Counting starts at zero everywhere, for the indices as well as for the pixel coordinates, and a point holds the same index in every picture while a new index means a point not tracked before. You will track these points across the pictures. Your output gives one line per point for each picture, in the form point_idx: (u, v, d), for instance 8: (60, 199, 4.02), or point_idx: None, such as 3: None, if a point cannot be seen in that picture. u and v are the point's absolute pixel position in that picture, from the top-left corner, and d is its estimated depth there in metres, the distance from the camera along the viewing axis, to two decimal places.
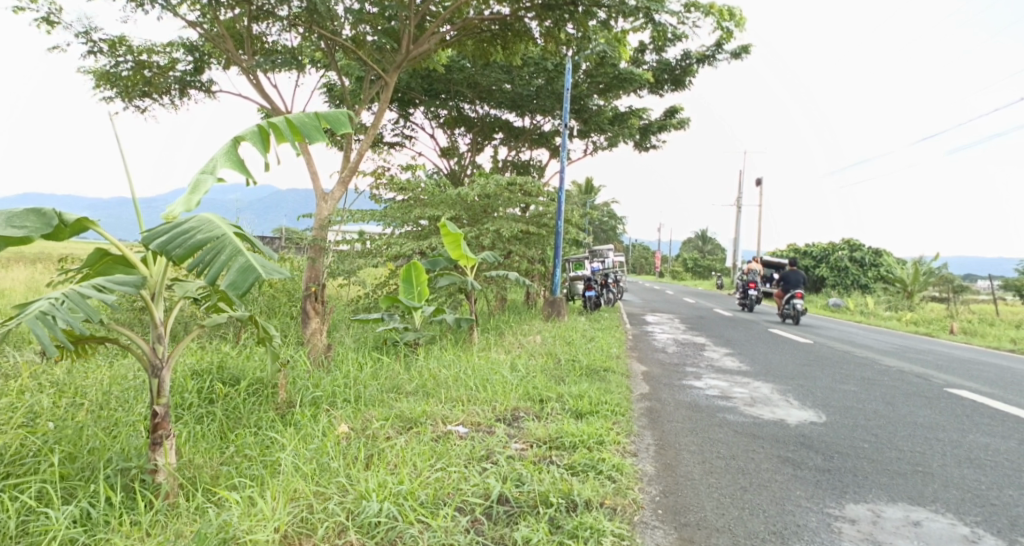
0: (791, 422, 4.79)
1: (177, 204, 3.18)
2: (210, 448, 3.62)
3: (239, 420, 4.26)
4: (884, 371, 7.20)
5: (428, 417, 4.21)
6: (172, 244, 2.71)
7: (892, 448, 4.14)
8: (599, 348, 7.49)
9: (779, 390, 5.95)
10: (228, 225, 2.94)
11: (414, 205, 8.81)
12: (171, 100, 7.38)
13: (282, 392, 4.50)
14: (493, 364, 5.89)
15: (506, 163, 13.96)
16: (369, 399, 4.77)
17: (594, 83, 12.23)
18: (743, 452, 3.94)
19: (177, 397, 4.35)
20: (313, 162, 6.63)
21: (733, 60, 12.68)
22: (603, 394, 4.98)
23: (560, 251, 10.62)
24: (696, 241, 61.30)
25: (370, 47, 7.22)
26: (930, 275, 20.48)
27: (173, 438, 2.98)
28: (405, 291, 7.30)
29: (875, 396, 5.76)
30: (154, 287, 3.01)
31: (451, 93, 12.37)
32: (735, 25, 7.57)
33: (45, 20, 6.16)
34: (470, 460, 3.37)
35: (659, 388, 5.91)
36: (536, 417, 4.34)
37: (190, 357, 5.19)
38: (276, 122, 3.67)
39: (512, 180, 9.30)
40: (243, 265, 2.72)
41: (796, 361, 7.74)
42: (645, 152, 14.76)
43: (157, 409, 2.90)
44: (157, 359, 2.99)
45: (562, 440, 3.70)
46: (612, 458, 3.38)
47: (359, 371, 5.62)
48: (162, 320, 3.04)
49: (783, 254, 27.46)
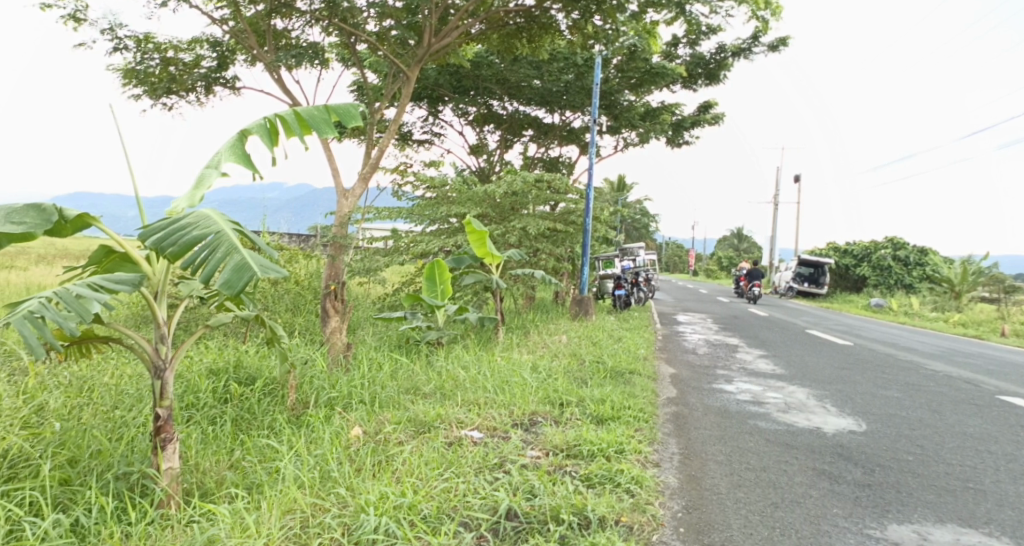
0: (828, 430, 4.50)
1: (180, 200, 3.08)
2: (218, 450, 3.53)
3: (252, 421, 4.17)
4: (929, 376, 6.80)
5: (443, 421, 4.06)
6: (166, 241, 2.59)
7: (939, 461, 3.84)
8: (626, 349, 7.25)
9: (817, 396, 5.64)
10: (226, 220, 2.83)
11: (440, 203, 8.68)
12: (197, 97, 7.36)
13: (294, 393, 4.38)
14: (514, 365, 5.71)
15: (534, 160, 13.76)
16: (385, 401, 4.64)
17: (625, 78, 11.94)
18: (775, 464, 3.69)
19: (190, 397, 4.27)
20: (334, 158, 6.54)
21: (769, 53, 12.29)
22: (627, 398, 4.77)
23: (588, 249, 10.39)
24: (732, 240, 60.20)
25: (393, 42, 7.12)
26: (979, 274, 19.60)
27: (177, 442, 2.90)
28: (428, 289, 7.17)
29: (920, 404, 5.41)
30: (157, 286, 2.94)
31: (480, 90, 12.22)
32: (771, 14, 7.22)
33: (72, 17, 6.19)
34: (482, 470, 3.20)
35: (687, 392, 5.66)
36: (556, 423, 4.16)
37: (207, 355, 5.11)
38: (283, 116, 3.55)
39: (540, 177, 9.09)
40: (238, 264, 2.61)
41: (835, 365, 7.38)
42: (677, 148, 14.40)
43: (160, 412, 2.82)
44: (160, 361, 2.91)
45: (580, 448, 3.52)
46: (632, 469, 3.19)
47: (378, 371, 5.51)
48: (164, 320, 2.95)
49: (822, 253, 26.69)
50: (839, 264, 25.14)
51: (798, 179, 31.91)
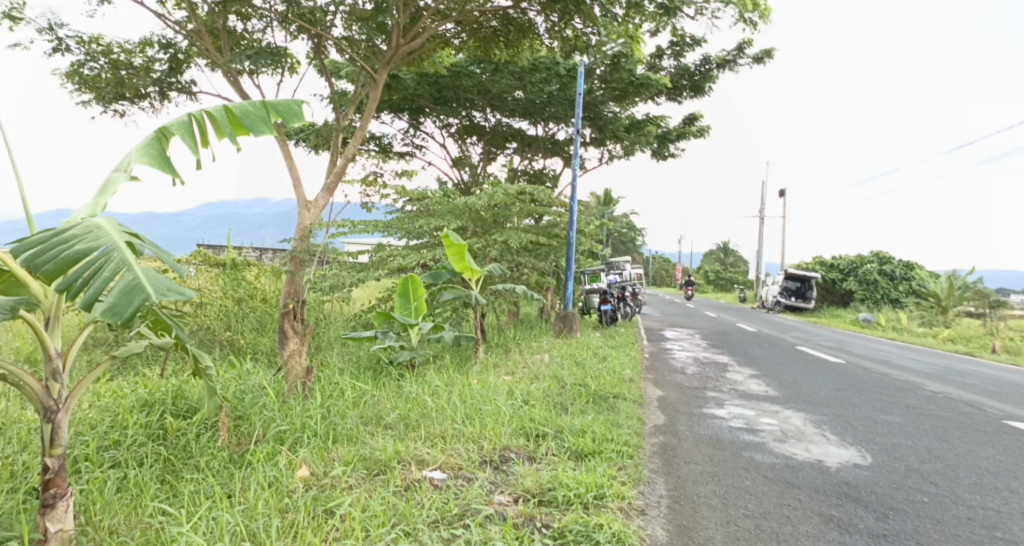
0: (831, 464, 4.07)
1: (81, 209, 2.64)
2: (133, 501, 3.07)
3: (186, 462, 3.68)
4: (930, 398, 6.39)
5: (401, 460, 3.57)
6: (41, 257, 2.15)
7: (958, 504, 3.43)
8: (611, 370, 6.81)
9: (814, 421, 5.23)
10: (120, 233, 2.41)
11: (417, 215, 8.24)
12: (151, 103, 6.88)
13: (222, 432, 3.82)
14: (489, 390, 5.23)
15: (518, 173, 13.37)
16: (342, 435, 4.16)
17: (610, 89, 11.58)
18: (776, 509, 3.24)
19: (116, 434, 3.77)
20: (295, 166, 6.10)
21: (755, 65, 12.03)
22: (610, 429, 4.31)
23: (573, 264, 9.97)
24: (717, 253, 60.28)
25: (362, 46, 6.68)
26: (964, 289, 19.50)
27: (72, 496, 2.50)
28: (401, 306, 6.71)
29: (924, 431, 5.01)
30: (49, 310, 2.50)
31: (461, 101, 11.82)
32: (760, 16, 6.87)
33: (7, 15, 5.72)
34: (438, 525, 2.75)
35: (676, 419, 5.21)
36: (530, 460, 3.71)
37: (145, 384, 4.60)
38: (211, 112, 3.12)
39: (522, 189, 8.67)
40: (130, 284, 2.22)
41: (831, 386, 6.97)
42: (663, 160, 14.07)
43: (50, 463, 2.42)
44: (51, 401, 2.47)
45: (554, 494, 3.07)
46: (613, 524, 2.78)
47: (342, 398, 5.03)
48: (58, 352, 2.52)
49: (808, 267, 26.51)
50: (825, 278, 25.00)
51: (783, 193, 31.87)
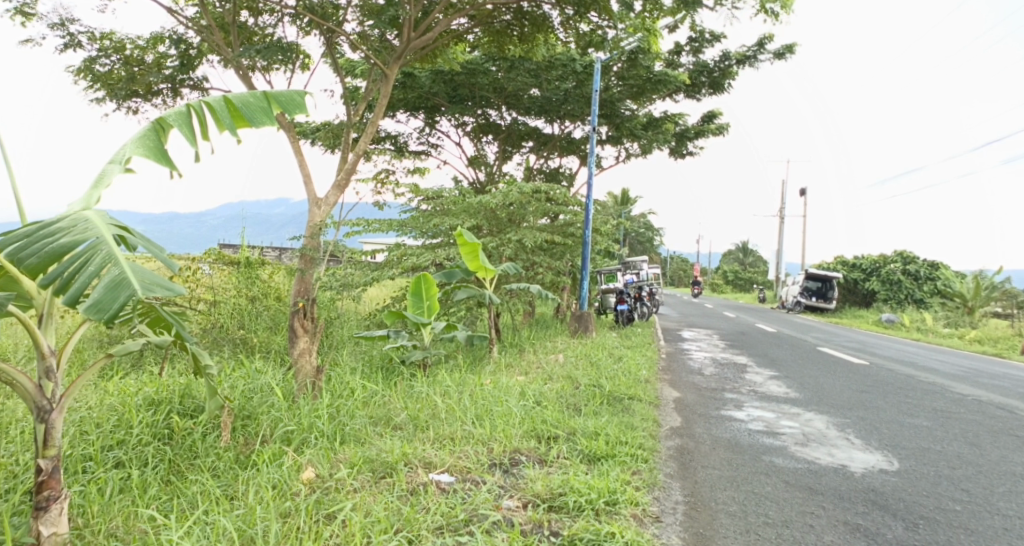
0: (856, 470, 3.90)
1: (76, 203, 2.58)
2: (132, 504, 3.01)
3: (191, 462, 3.61)
4: (959, 401, 6.15)
5: (407, 463, 3.46)
6: (25, 252, 2.11)
7: (993, 513, 3.25)
8: (627, 371, 6.66)
9: (838, 425, 5.05)
10: (109, 225, 2.37)
11: (432, 214, 8.14)
12: (163, 100, 6.86)
13: (223, 432, 3.73)
14: (501, 391, 5.12)
15: (534, 172, 13.25)
16: (349, 435, 4.08)
17: (626, 86, 11.40)
18: (799, 517, 3.09)
19: (120, 434, 3.70)
20: (305, 163, 6.05)
21: (776, 60, 11.80)
22: (624, 431, 4.17)
23: (589, 263, 9.82)
24: (737, 254, 59.61)
25: (372, 41, 6.57)
26: (992, 289, 19.02)
27: (66, 499, 2.43)
28: (414, 305, 6.61)
29: (954, 435, 4.80)
30: (43, 307, 2.44)
31: (476, 99, 11.72)
32: (782, 7, 6.67)
33: (19, 11, 5.73)
34: (443, 532, 2.64)
35: (694, 421, 5.06)
36: (540, 463, 3.59)
37: (152, 383, 4.54)
38: (211, 104, 3.07)
39: (538, 187, 8.54)
40: (116, 279, 2.19)
41: (854, 388, 6.75)
42: (681, 158, 13.86)
43: (43, 465, 2.34)
44: (43, 401, 2.40)
45: (565, 500, 2.95)
46: (625, 532, 2.65)
47: (352, 398, 4.95)
48: (52, 350, 2.45)
49: (831, 267, 26.05)
50: (847, 277, 24.54)
51: (803, 192, 31.40)
